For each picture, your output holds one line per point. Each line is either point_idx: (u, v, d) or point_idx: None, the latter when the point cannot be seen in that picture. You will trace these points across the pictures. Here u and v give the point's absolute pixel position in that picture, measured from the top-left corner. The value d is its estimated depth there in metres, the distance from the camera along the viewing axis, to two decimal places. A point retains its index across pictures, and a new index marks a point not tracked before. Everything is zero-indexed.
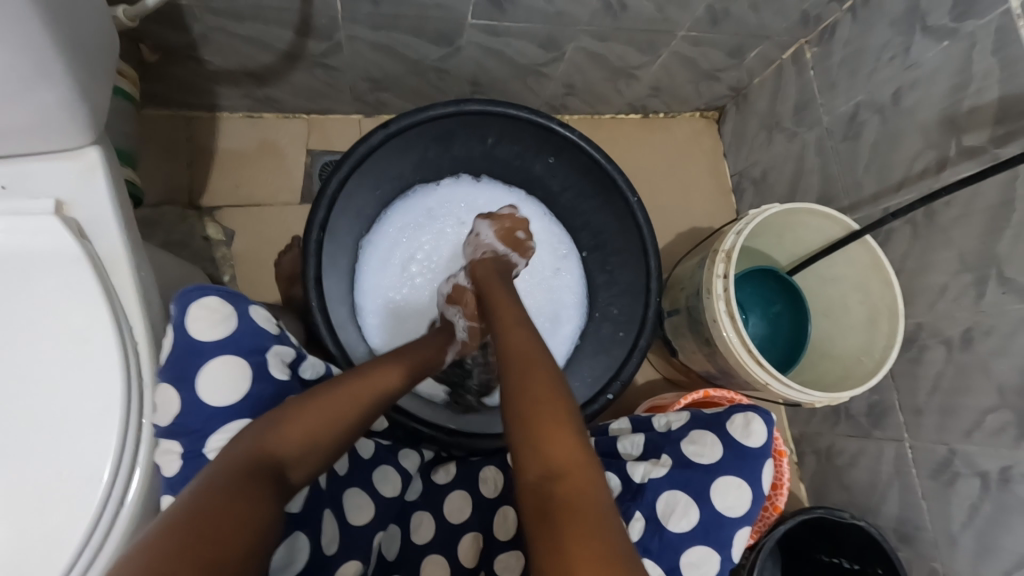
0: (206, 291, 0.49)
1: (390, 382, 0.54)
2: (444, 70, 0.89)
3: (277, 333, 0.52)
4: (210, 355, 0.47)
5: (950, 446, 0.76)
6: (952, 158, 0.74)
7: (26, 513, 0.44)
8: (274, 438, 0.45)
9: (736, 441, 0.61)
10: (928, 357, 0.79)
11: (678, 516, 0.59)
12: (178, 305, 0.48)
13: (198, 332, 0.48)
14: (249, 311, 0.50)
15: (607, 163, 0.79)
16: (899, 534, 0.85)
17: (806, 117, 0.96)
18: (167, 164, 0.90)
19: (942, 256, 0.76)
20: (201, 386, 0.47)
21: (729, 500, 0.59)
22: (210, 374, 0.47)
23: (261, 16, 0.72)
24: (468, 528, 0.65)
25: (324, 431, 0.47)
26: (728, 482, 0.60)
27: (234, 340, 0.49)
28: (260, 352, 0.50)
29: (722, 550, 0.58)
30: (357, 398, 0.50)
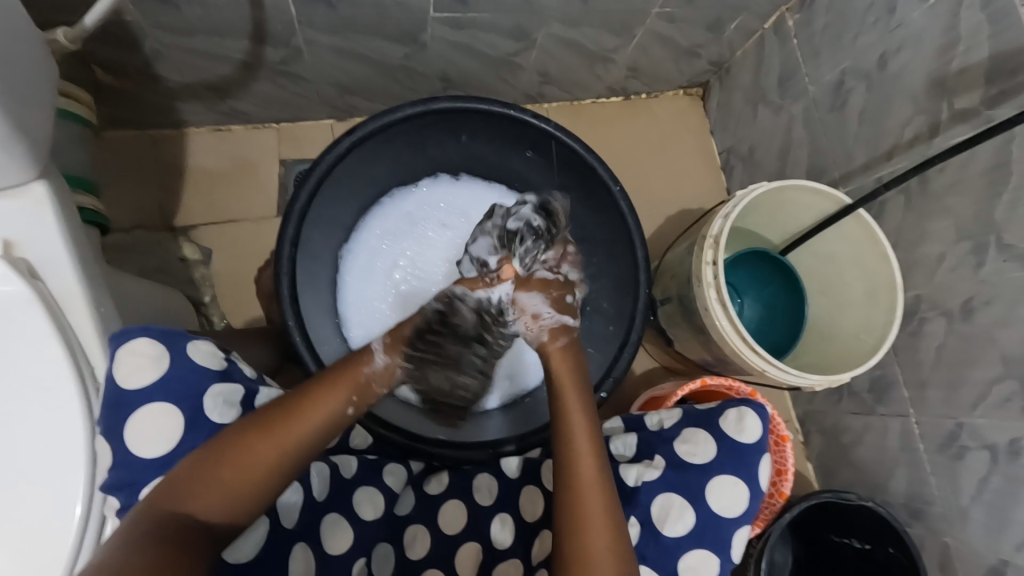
0: (136, 333, 0.47)
1: (317, 418, 0.49)
2: (412, 68, 0.85)
3: (222, 369, 0.50)
4: (141, 402, 0.46)
5: (956, 420, 0.74)
6: (944, 122, 0.70)
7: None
8: (183, 497, 0.43)
9: (729, 437, 0.60)
10: (928, 330, 0.77)
11: (673, 520, 0.58)
12: (113, 348, 0.47)
13: (129, 378, 0.46)
14: (185, 349, 0.48)
15: (587, 154, 0.76)
16: (909, 510, 0.83)
17: (791, 88, 0.92)
18: (135, 187, 0.88)
19: (938, 225, 0.73)
20: (132, 436, 0.45)
21: (725, 500, 0.58)
22: (143, 422, 0.46)
23: (212, 26, 0.69)
24: (465, 537, 0.63)
25: (230, 487, 0.44)
26: (724, 481, 0.58)
27: (166, 383, 0.47)
28: (196, 394, 0.48)
29: (720, 551, 0.57)
30: (267, 445, 0.46)
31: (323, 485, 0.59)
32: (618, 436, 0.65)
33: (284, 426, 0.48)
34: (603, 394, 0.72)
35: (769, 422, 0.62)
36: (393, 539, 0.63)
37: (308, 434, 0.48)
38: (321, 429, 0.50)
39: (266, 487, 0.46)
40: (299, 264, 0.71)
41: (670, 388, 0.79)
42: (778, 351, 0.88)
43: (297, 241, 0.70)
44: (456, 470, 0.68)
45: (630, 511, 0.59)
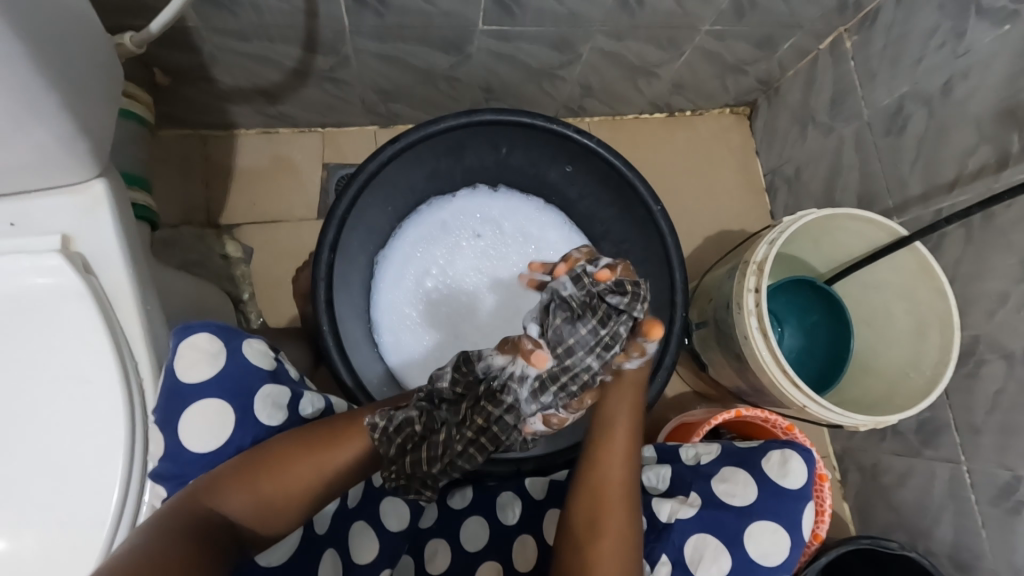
0: (196, 328, 0.49)
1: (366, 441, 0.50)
2: (456, 78, 0.86)
3: (272, 370, 0.51)
4: (196, 396, 0.48)
5: (1013, 471, 0.69)
6: (1013, 154, 0.66)
7: (38, 553, 0.44)
8: (227, 492, 0.45)
9: (772, 481, 0.57)
10: (984, 372, 0.72)
11: (707, 563, 0.55)
12: (174, 341, 0.49)
13: (188, 372, 0.48)
14: (241, 348, 0.50)
15: (628, 171, 0.75)
16: (955, 562, 0.78)
17: (844, 111, 0.89)
18: (185, 185, 0.91)
19: (1001, 262, 0.69)
20: (185, 428, 0.47)
21: (764, 547, 0.55)
22: (193, 417, 0.47)
23: (267, 34, 0.71)
24: (485, 556, 0.62)
25: (274, 489, 0.46)
26: (765, 527, 0.56)
27: (223, 380, 0.48)
28: (248, 393, 0.49)
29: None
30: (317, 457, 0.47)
31: (356, 492, 0.59)
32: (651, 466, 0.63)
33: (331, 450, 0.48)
34: None
35: (814, 467, 0.59)
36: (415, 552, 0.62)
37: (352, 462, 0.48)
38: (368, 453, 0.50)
39: (299, 505, 0.47)
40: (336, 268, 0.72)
41: (703, 414, 0.77)
42: (818, 383, 0.84)
43: (336, 246, 0.71)
44: (482, 485, 0.67)
45: (661, 548, 0.57)
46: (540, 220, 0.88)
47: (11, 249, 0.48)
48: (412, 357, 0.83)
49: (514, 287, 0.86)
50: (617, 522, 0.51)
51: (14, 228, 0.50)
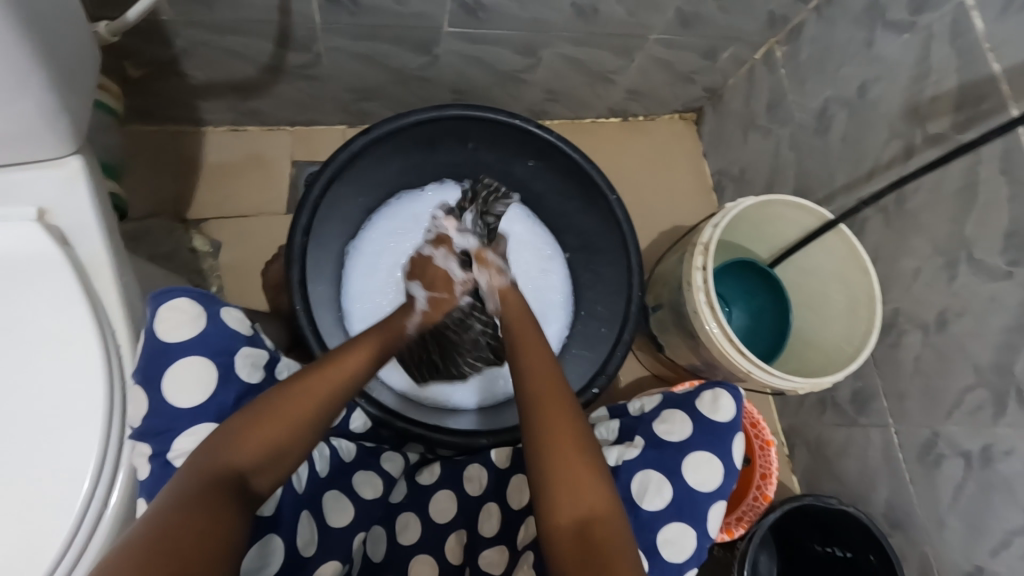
0: (177, 293, 0.51)
1: (350, 379, 0.54)
2: (424, 79, 0.90)
3: (250, 335, 0.54)
4: (177, 356, 0.49)
5: (933, 428, 0.78)
6: (918, 146, 0.76)
7: (11, 516, 0.45)
8: (230, 452, 0.46)
9: (704, 416, 0.63)
10: (906, 342, 0.81)
11: (652, 494, 0.60)
12: (151, 305, 0.50)
13: (170, 333, 0.49)
14: (221, 313, 0.51)
15: (586, 164, 0.81)
16: (890, 520, 0.86)
17: (778, 114, 0.98)
18: (152, 179, 0.91)
19: (914, 243, 0.78)
20: (169, 385, 0.48)
21: (701, 476, 0.60)
22: (176, 375, 0.49)
23: (241, 29, 0.74)
24: (453, 528, 0.65)
25: (277, 437, 0.48)
26: (699, 456, 0.61)
27: (204, 340, 0.50)
28: (229, 353, 0.51)
29: (697, 525, 0.59)
30: (317, 400, 0.51)
31: (325, 463, 0.60)
32: (602, 422, 0.69)
33: (306, 382, 0.51)
34: (595, 390, 0.75)
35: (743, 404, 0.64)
36: (385, 522, 0.64)
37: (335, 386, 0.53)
38: (355, 388, 0.55)
39: (303, 440, 0.49)
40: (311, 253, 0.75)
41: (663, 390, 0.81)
42: (766, 359, 0.91)
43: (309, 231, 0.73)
44: (450, 459, 0.70)
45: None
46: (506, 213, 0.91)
47: None
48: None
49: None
50: (557, 398, 0.58)
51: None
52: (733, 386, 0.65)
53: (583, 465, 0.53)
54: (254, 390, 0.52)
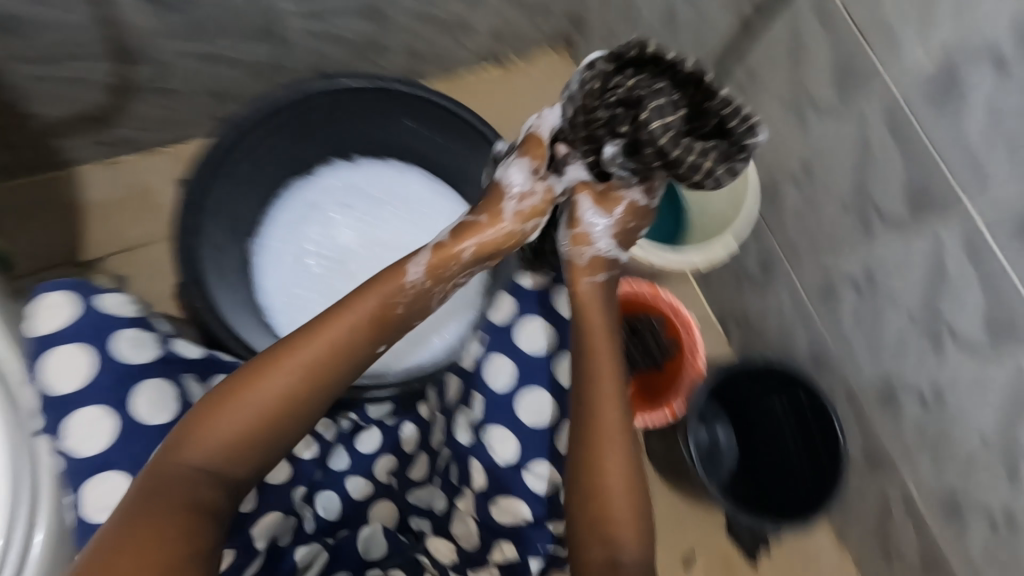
0: (50, 291, 0.59)
1: (292, 395, 0.58)
2: (283, 66, 0.91)
3: (132, 317, 0.62)
4: (55, 344, 0.58)
5: (826, 268, 0.86)
6: (750, 16, 0.82)
7: None
8: (191, 454, 0.55)
9: (527, 293, 0.71)
10: (782, 199, 0.88)
11: (496, 375, 0.69)
12: (32, 303, 0.59)
13: (47, 325, 0.58)
14: (95, 302, 0.60)
15: (453, 106, 0.91)
16: (815, 363, 0.94)
17: (633, 21, 1.02)
18: (33, 231, 0.89)
19: (767, 108, 0.84)
20: (47, 371, 0.57)
21: (531, 339, 0.70)
22: (57, 360, 0.57)
23: (73, 49, 0.75)
24: (388, 492, 0.72)
25: (231, 440, 0.56)
26: (534, 324, 0.70)
27: (77, 329, 0.59)
28: (107, 335, 0.59)
29: (548, 387, 0.69)
30: (263, 413, 0.57)
31: None
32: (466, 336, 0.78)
33: (253, 388, 0.57)
34: None
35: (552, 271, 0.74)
36: (336, 488, 0.70)
37: (283, 398, 0.58)
38: (301, 394, 0.59)
39: (249, 446, 0.57)
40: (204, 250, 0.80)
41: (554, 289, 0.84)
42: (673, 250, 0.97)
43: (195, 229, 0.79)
44: (383, 425, 0.73)
45: (472, 388, 0.70)
46: (401, 177, 0.97)
47: None
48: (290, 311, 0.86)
49: (382, 243, 0.94)
50: (610, 399, 0.63)
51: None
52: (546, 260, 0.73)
53: (618, 465, 0.62)
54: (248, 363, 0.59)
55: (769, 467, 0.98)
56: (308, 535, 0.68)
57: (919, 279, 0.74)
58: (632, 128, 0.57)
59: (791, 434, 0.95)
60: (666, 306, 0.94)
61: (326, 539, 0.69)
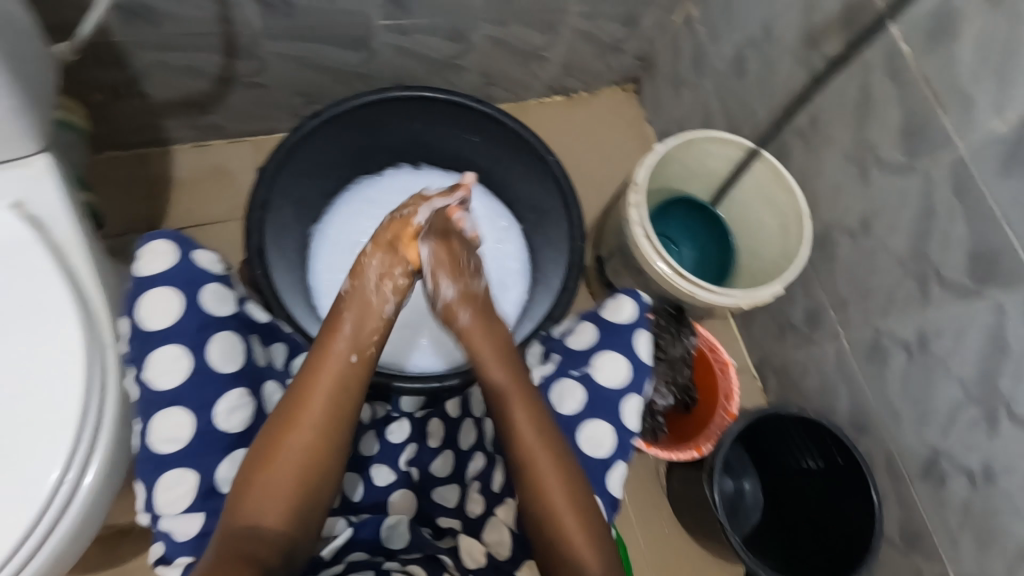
0: (159, 237, 0.62)
1: (341, 414, 0.58)
2: (367, 75, 0.98)
3: (220, 274, 0.63)
4: (150, 286, 0.60)
5: (875, 328, 0.84)
6: (821, 69, 0.84)
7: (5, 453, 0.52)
8: (244, 509, 0.53)
9: (607, 321, 0.70)
10: (839, 252, 0.87)
11: (567, 399, 0.67)
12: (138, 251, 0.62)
13: (147, 266, 0.60)
14: (191, 254, 0.62)
15: (525, 133, 0.89)
16: (856, 426, 0.90)
17: (702, 66, 1.05)
18: (126, 198, 0.98)
19: (830, 159, 0.85)
20: (143, 310, 0.59)
21: (608, 372, 0.67)
22: (151, 301, 0.59)
23: (187, 42, 0.82)
24: (397, 487, 0.70)
25: (281, 490, 0.54)
26: (605, 356, 0.68)
27: (174, 274, 0.61)
28: (196, 285, 0.61)
29: (612, 419, 0.66)
30: (299, 446, 0.55)
31: None
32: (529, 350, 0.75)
33: (297, 425, 0.56)
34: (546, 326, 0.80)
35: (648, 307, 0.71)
36: (360, 471, 0.70)
37: (338, 385, 0.58)
38: (347, 417, 0.58)
39: (300, 485, 0.55)
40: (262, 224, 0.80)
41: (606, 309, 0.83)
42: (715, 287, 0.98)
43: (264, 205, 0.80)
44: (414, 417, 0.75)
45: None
46: None
47: None
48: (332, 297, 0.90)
49: None
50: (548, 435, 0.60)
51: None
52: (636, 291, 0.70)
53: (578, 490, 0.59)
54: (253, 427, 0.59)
55: (798, 531, 0.94)
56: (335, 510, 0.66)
57: (976, 350, 0.71)
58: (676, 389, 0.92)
59: (818, 501, 0.91)
60: (704, 343, 0.93)
61: (351, 518, 0.65)
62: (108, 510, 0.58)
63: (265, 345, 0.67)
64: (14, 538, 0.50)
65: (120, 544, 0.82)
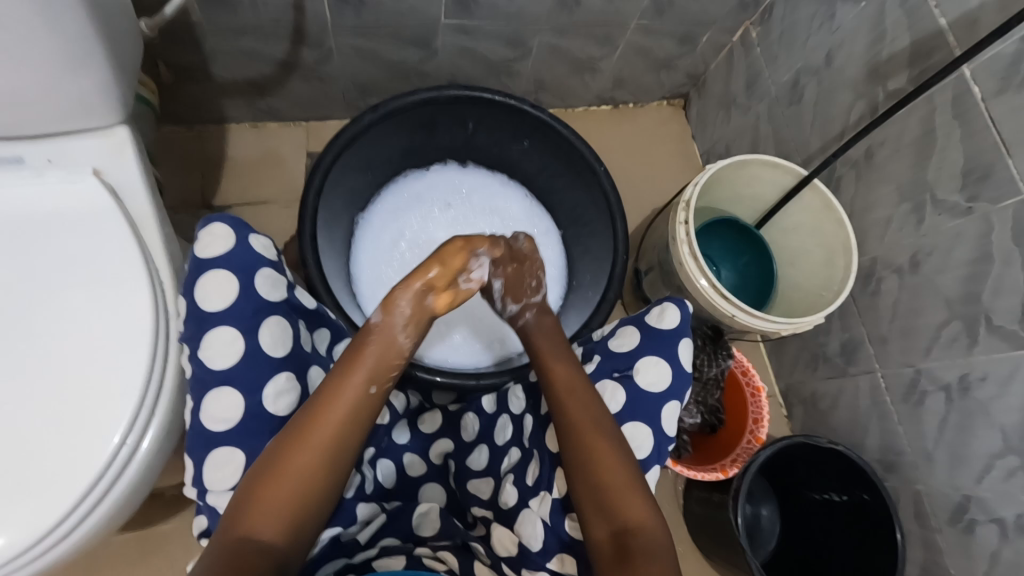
0: (216, 219, 0.59)
1: (358, 413, 0.56)
2: (425, 72, 0.99)
3: (274, 260, 0.61)
4: (205, 269, 0.57)
5: (915, 367, 0.83)
6: (882, 103, 0.83)
7: (72, 412, 0.56)
8: (250, 519, 0.50)
9: (652, 326, 0.69)
10: (884, 288, 0.86)
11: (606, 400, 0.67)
12: (196, 232, 0.59)
13: (203, 249, 0.58)
14: (248, 238, 0.59)
15: (576, 140, 0.88)
16: (884, 464, 0.89)
17: (756, 90, 1.05)
18: (181, 171, 1.01)
19: (883, 193, 0.84)
20: (199, 291, 0.57)
21: (650, 377, 0.66)
22: (205, 285, 0.57)
23: (259, 28, 0.84)
24: (427, 479, 0.73)
25: (291, 495, 0.51)
26: (649, 361, 0.67)
27: (229, 258, 0.58)
28: (252, 270, 0.59)
29: (652, 423, 0.65)
30: (311, 446, 0.53)
31: None
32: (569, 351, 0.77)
33: (319, 422, 0.54)
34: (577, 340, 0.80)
35: (691, 315, 0.70)
36: (393, 458, 0.72)
37: (350, 409, 0.55)
38: (361, 418, 0.56)
39: (313, 486, 0.52)
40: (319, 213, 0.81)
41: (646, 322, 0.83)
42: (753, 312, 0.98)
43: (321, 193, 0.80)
44: (447, 410, 0.78)
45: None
46: (504, 193, 1.00)
47: (50, 178, 0.62)
48: (372, 285, 0.92)
49: None
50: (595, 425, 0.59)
51: (50, 164, 0.63)
52: (682, 302, 0.70)
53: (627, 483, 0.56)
54: (289, 418, 0.57)
55: (845, 568, 0.88)
56: (368, 495, 0.65)
57: (1020, 400, 0.70)
58: (703, 406, 0.93)
59: (858, 534, 0.87)
60: (735, 365, 0.93)
61: (385, 505, 0.66)
62: (159, 473, 0.62)
63: (311, 331, 0.66)
64: (79, 492, 0.54)
65: (151, 506, 0.85)
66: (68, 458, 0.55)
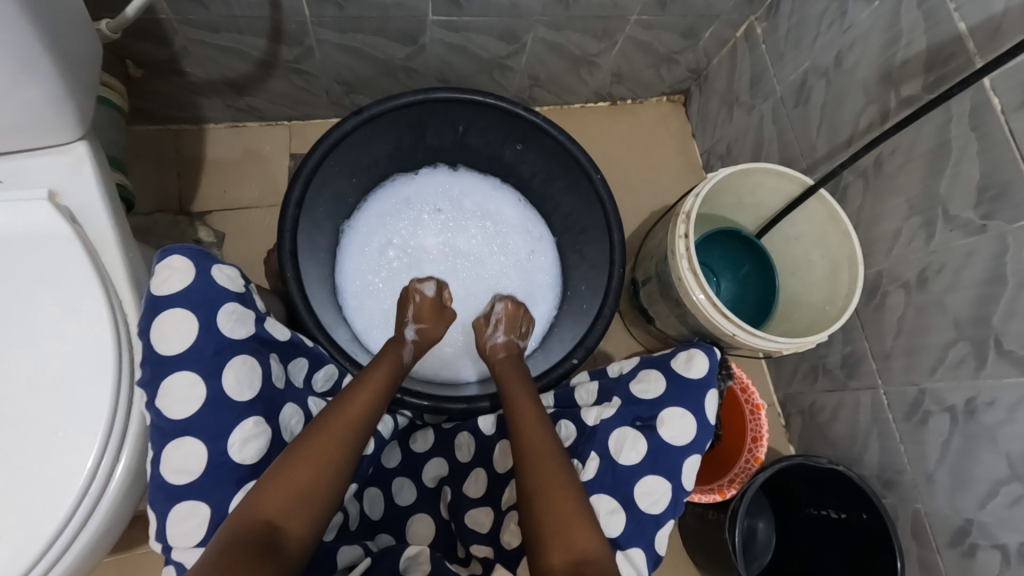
0: (174, 251, 0.57)
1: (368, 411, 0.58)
2: (412, 69, 0.94)
3: (239, 293, 0.59)
4: (162, 307, 0.55)
5: (919, 386, 0.80)
6: (894, 109, 0.79)
7: (30, 457, 0.52)
8: (263, 508, 0.48)
9: (678, 374, 0.68)
10: (889, 302, 0.83)
11: (628, 450, 0.64)
12: (155, 263, 0.57)
13: (160, 285, 0.56)
14: (210, 270, 0.57)
15: (572, 146, 0.83)
16: (883, 481, 0.87)
17: (761, 89, 1.00)
18: (157, 175, 0.96)
19: (892, 204, 0.81)
20: (155, 331, 0.55)
21: (675, 430, 0.65)
22: (163, 323, 0.55)
23: (233, 25, 0.78)
24: (415, 509, 0.70)
25: (309, 484, 0.50)
26: (673, 412, 0.66)
27: (187, 294, 0.56)
28: (213, 306, 0.56)
29: (672, 477, 0.63)
30: (339, 436, 0.54)
31: None
32: (583, 385, 0.75)
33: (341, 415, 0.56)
34: (574, 360, 0.75)
35: (719, 364, 0.69)
36: (382, 485, 0.70)
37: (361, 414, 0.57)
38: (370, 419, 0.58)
39: (333, 476, 0.52)
40: (301, 224, 0.76)
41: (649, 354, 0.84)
42: (753, 323, 0.95)
43: (302, 203, 0.76)
44: (440, 428, 0.76)
45: (590, 447, 0.66)
46: (497, 198, 0.96)
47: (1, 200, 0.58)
48: (360, 297, 0.89)
49: (462, 254, 0.93)
50: (547, 455, 0.58)
51: (4, 185, 0.59)
52: (709, 350, 0.69)
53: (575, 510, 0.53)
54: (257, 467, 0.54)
55: None
56: (350, 535, 0.63)
57: None
58: None
59: (866, 556, 0.83)
60: (735, 382, 0.90)
61: (371, 546, 0.63)
62: (131, 513, 0.59)
63: (285, 362, 0.64)
64: (38, 547, 0.51)
65: (133, 527, 0.83)
66: (26, 508, 0.51)
